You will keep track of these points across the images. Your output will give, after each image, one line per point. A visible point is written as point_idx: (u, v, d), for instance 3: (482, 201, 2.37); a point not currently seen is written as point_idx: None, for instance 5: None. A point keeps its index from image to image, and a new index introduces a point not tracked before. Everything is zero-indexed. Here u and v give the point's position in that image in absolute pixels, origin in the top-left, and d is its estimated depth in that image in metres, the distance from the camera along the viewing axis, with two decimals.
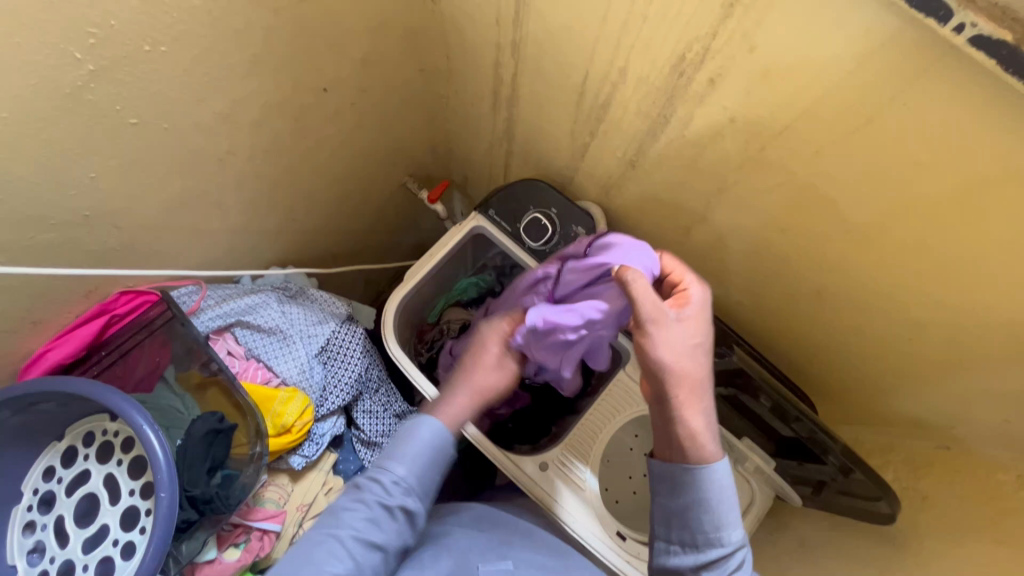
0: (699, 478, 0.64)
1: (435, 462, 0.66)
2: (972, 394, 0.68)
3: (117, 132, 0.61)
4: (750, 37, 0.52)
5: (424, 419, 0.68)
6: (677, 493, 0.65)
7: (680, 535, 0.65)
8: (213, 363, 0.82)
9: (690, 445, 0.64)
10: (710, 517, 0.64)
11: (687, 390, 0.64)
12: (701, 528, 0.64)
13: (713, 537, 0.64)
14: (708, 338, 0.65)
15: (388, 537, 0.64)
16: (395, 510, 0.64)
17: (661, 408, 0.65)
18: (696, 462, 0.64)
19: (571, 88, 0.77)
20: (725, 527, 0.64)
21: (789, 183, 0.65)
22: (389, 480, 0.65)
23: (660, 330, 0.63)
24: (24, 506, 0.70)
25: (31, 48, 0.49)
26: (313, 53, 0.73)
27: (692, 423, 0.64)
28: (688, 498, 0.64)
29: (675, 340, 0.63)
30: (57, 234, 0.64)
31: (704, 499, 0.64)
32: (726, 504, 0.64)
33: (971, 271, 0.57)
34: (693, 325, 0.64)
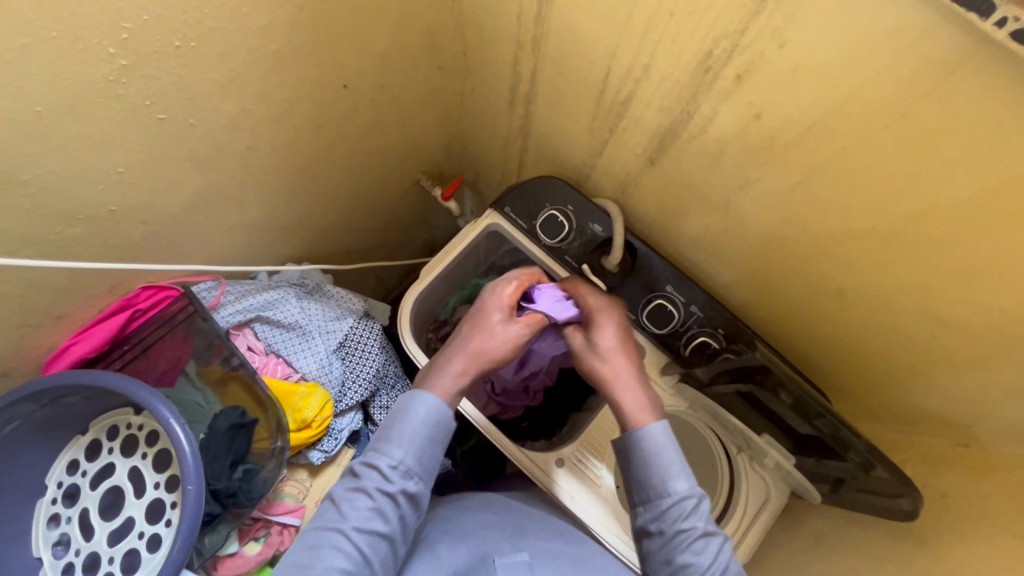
0: (639, 439, 0.67)
1: (434, 440, 0.66)
2: (994, 392, 0.68)
3: (147, 127, 0.62)
4: (781, 32, 0.53)
5: (416, 402, 0.66)
6: (625, 461, 0.68)
7: (638, 494, 0.67)
8: (235, 358, 0.82)
9: (624, 415, 0.69)
10: (655, 470, 0.66)
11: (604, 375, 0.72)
12: (648, 482, 0.66)
13: (660, 488, 0.65)
14: (622, 340, 0.74)
15: (389, 522, 0.64)
16: (397, 496, 0.64)
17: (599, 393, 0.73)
18: (632, 427, 0.68)
19: (591, 85, 0.78)
20: (669, 477, 0.65)
21: (813, 179, 0.65)
22: (386, 466, 0.64)
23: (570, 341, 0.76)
24: (48, 499, 0.71)
25: (67, 42, 0.50)
26: (336, 49, 0.74)
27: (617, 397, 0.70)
28: (636, 458, 0.67)
29: (581, 347, 0.75)
30: (84, 228, 0.65)
31: (643, 453, 0.66)
32: (669, 455, 0.66)
33: (999, 268, 0.57)
34: (604, 329, 0.75)
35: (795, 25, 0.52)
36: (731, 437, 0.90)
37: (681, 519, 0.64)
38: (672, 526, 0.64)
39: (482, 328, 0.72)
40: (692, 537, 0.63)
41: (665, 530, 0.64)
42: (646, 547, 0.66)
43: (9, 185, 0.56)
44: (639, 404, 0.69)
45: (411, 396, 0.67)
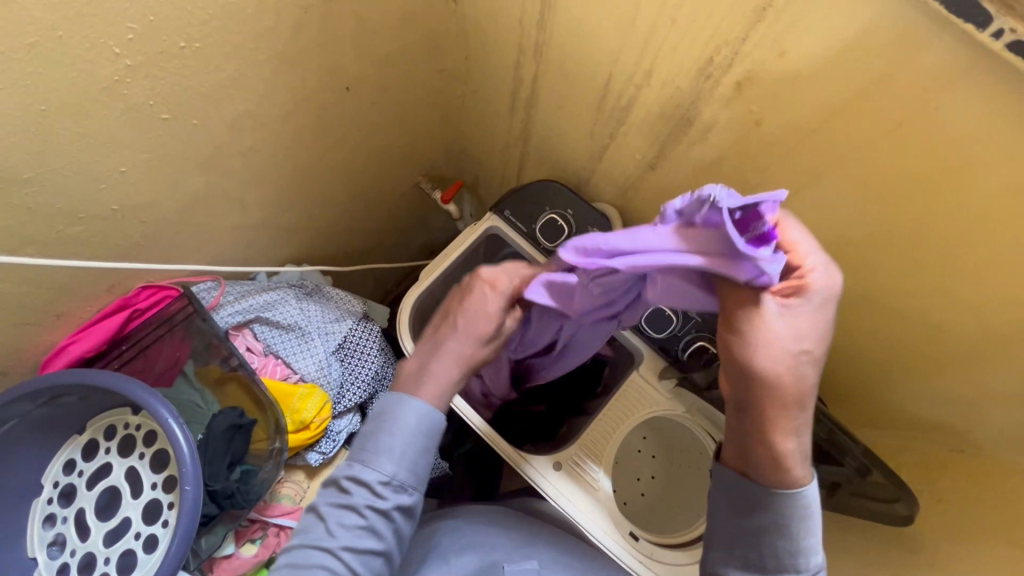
0: (788, 506, 0.53)
1: (426, 450, 0.59)
2: (989, 397, 0.69)
3: (151, 127, 0.62)
4: (782, 40, 0.54)
5: (402, 411, 0.58)
6: (744, 512, 0.56)
7: (746, 553, 0.57)
8: (234, 358, 0.82)
9: (779, 471, 0.53)
10: (787, 544, 0.55)
11: (783, 408, 0.50)
12: (775, 554, 0.55)
13: (788, 564, 0.55)
14: (822, 349, 0.50)
15: (385, 537, 0.58)
16: (390, 512, 0.57)
17: (749, 416, 0.52)
18: (774, 484, 0.54)
19: (593, 89, 0.78)
20: (804, 555, 0.55)
21: (812, 185, 0.65)
22: (376, 482, 0.57)
23: (758, 320, 0.48)
24: (44, 499, 0.70)
25: (73, 42, 0.50)
26: (339, 51, 0.74)
27: (782, 442, 0.51)
28: (762, 520, 0.55)
29: (774, 343, 0.48)
30: (86, 227, 0.65)
31: (784, 521, 0.54)
32: (808, 531, 0.55)
33: (995, 273, 0.58)
34: (809, 324, 0.49)
35: (796, 33, 0.52)
36: None
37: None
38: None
39: (480, 332, 0.61)
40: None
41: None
42: None
43: (11, 184, 0.56)
44: (799, 456, 0.53)
45: (395, 402, 0.59)
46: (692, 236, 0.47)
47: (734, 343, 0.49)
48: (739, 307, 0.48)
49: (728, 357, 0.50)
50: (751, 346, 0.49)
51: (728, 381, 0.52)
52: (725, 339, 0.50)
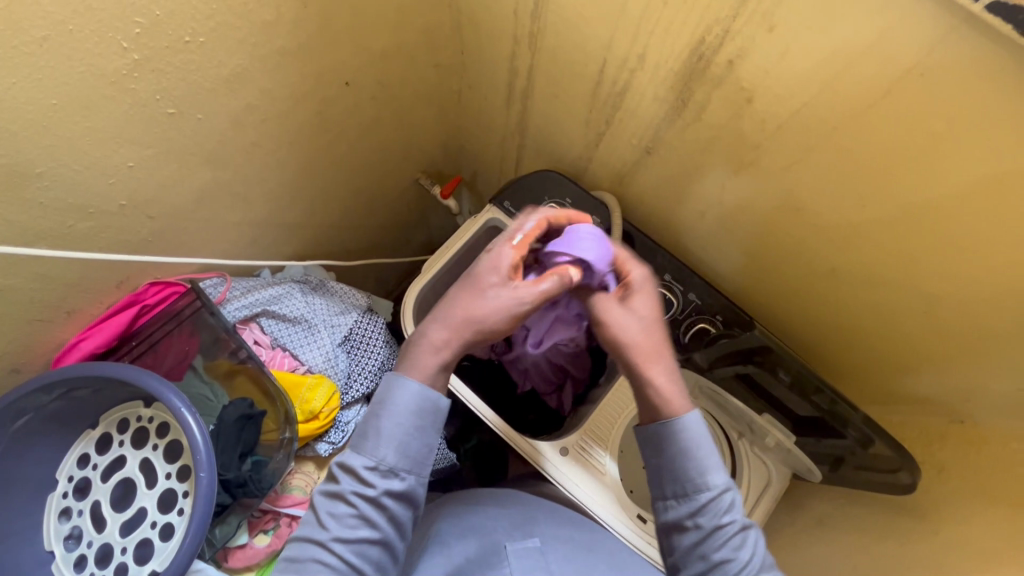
0: (681, 433, 0.61)
1: (417, 431, 0.59)
2: (987, 365, 0.71)
3: (157, 122, 0.63)
4: (770, 17, 0.56)
5: (393, 393, 0.59)
6: (655, 451, 0.62)
7: (673, 488, 0.61)
8: (242, 351, 0.84)
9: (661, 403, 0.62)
10: (693, 463, 0.60)
11: (644, 357, 0.63)
12: (687, 476, 0.60)
13: (700, 482, 0.60)
14: (657, 313, 0.66)
15: (379, 524, 0.58)
16: (380, 498, 0.58)
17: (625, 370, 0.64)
18: (669, 417, 0.61)
19: (587, 77, 0.80)
20: (710, 470, 0.60)
21: (805, 161, 0.67)
22: (364, 468, 0.58)
23: (604, 310, 0.65)
24: (59, 493, 0.71)
25: (84, 36, 0.51)
26: (339, 46, 0.76)
27: (654, 379, 0.62)
28: (672, 450, 0.61)
29: (617, 318, 0.64)
30: (95, 221, 0.66)
31: (685, 444, 0.60)
32: (707, 447, 0.61)
33: (986, 237, 0.60)
34: (640, 301, 0.66)
35: (785, 8, 0.54)
36: (733, 421, 0.91)
37: (718, 517, 0.59)
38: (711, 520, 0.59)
39: (477, 291, 0.61)
40: (732, 532, 0.58)
41: (702, 526, 0.59)
42: (680, 542, 0.60)
43: (23, 178, 0.57)
44: (676, 390, 0.62)
45: (388, 385, 0.60)
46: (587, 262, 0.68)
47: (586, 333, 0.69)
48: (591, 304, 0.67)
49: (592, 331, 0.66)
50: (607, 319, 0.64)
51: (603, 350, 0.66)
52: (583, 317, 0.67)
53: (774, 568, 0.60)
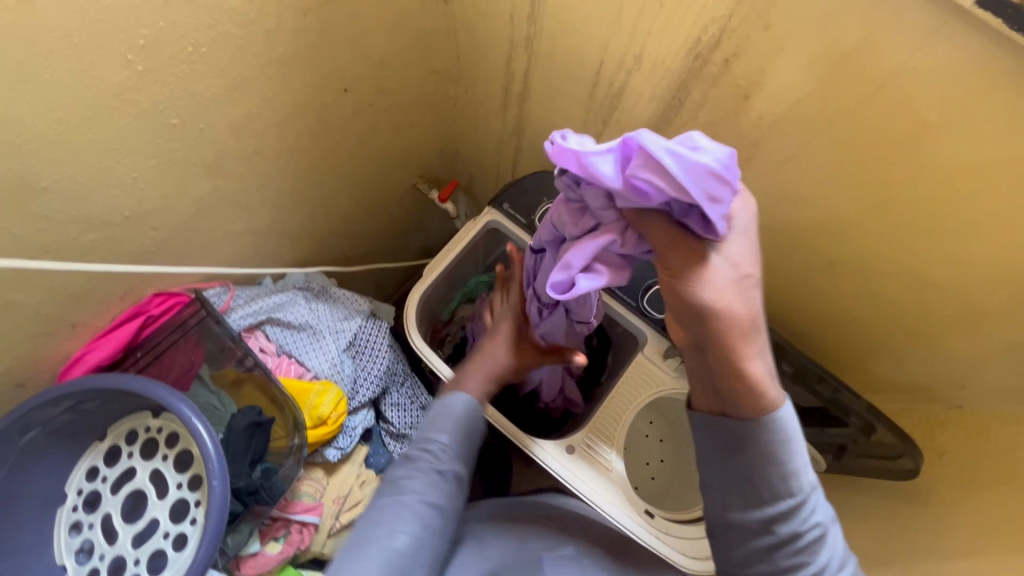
0: (771, 433, 0.53)
1: (472, 429, 0.73)
2: (984, 350, 0.72)
3: (161, 132, 0.63)
4: (765, 16, 0.57)
5: (455, 397, 0.74)
6: (732, 451, 0.55)
7: (744, 491, 0.55)
8: (248, 359, 0.84)
9: (756, 397, 0.53)
10: (776, 469, 0.53)
11: (740, 334, 0.52)
12: (767, 483, 0.54)
13: (781, 489, 0.53)
14: (758, 272, 0.54)
15: (445, 497, 0.67)
16: (447, 474, 0.69)
17: (719, 355, 0.53)
18: (761, 410, 0.53)
19: (584, 79, 0.81)
20: (795, 475, 0.53)
21: (800, 156, 0.68)
22: (437, 447, 0.70)
23: (699, 264, 0.52)
24: (69, 507, 0.71)
25: (90, 48, 0.52)
26: (338, 54, 0.76)
27: (751, 367, 0.53)
28: (752, 449, 0.54)
29: (714, 276, 0.52)
30: (99, 233, 0.66)
31: (770, 446, 0.53)
32: (795, 450, 0.54)
33: (979, 225, 0.61)
34: (740, 250, 0.53)
35: (779, 8, 0.56)
36: None
37: (795, 524, 0.53)
38: (788, 528, 0.54)
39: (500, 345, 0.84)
40: (811, 539, 0.54)
41: (778, 532, 0.54)
42: (747, 546, 0.55)
43: (29, 191, 0.57)
44: (770, 378, 0.54)
45: (448, 394, 0.76)
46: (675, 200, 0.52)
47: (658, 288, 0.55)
48: (678, 245, 0.53)
49: (676, 297, 0.53)
50: (708, 284, 0.52)
51: (686, 325, 0.54)
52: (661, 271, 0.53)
53: (853, 565, 0.56)
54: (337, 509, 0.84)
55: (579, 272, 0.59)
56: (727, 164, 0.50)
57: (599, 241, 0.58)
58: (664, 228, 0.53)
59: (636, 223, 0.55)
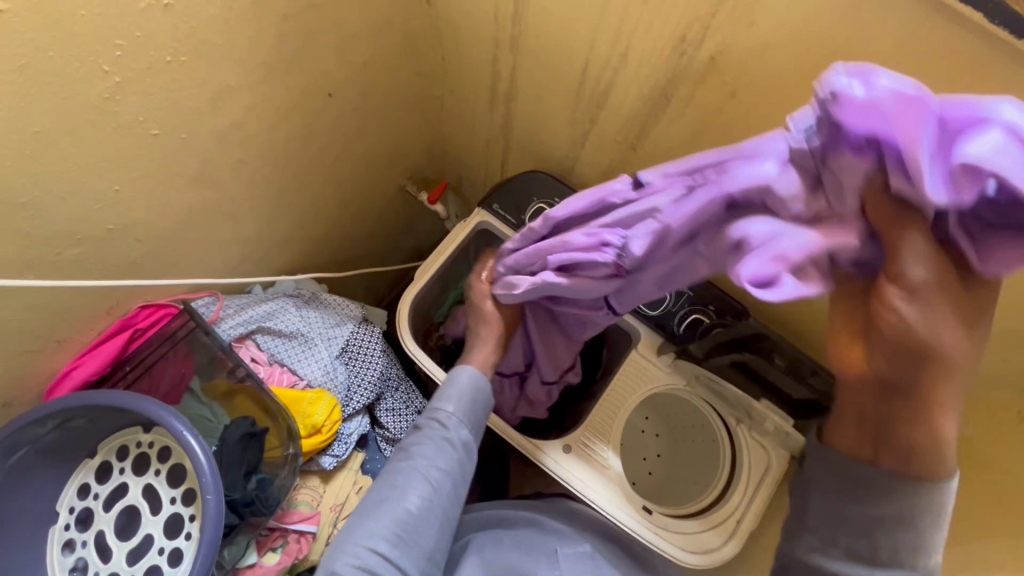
0: (922, 500, 0.45)
1: (479, 399, 0.75)
2: None
3: (142, 143, 0.62)
4: (750, 12, 0.57)
5: (460, 369, 0.76)
6: (854, 496, 0.48)
7: (851, 541, 0.49)
8: (240, 370, 0.83)
9: (932, 457, 0.43)
10: (907, 539, 0.46)
11: (951, 389, 0.41)
12: (886, 544, 0.47)
13: (902, 558, 0.47)
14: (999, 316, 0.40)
15: (453, 462, 0.71)
16: (455, 441, 0.72)
17: (915, 402, 0.42)
18: (925, 477, 0.45)
19: (571, 77, 0.80)
20: (926, 551, 0.47)
21: None
22: (443, 416, 0.73)
23: (942, 283, 0.38)
24: (61, 525, 0.70)
25: (66, 61, 0.51)
26: (321, 58, 0.75)
27: (944, 429, 0.42)
28: (882, 507, 0.47)
29: (949, 313, 0.38)
30: (82, 248, 0.65)
31: (912, 512, 0.46)
32: (939, 526, 0.46)
33: None
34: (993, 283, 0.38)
35: (763, 4, 0.56)
36: (731, 408, 0.92)
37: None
38: None
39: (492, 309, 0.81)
40: None
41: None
42: None
43: (9, 208, 0.56)
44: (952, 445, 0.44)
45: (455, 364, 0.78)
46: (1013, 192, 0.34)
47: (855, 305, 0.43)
48: (929, 258, 0.38)
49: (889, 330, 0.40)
50: (953, 321, 0.38)
51: (890, 361, 0.41)
52: (885, 297, 0.39)
53: None
54: (334, 516, 0.84)
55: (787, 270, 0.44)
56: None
57: (819, 236, 0.43)
58: (922, 236, 0.38)
59: (887, 232, 0.39)
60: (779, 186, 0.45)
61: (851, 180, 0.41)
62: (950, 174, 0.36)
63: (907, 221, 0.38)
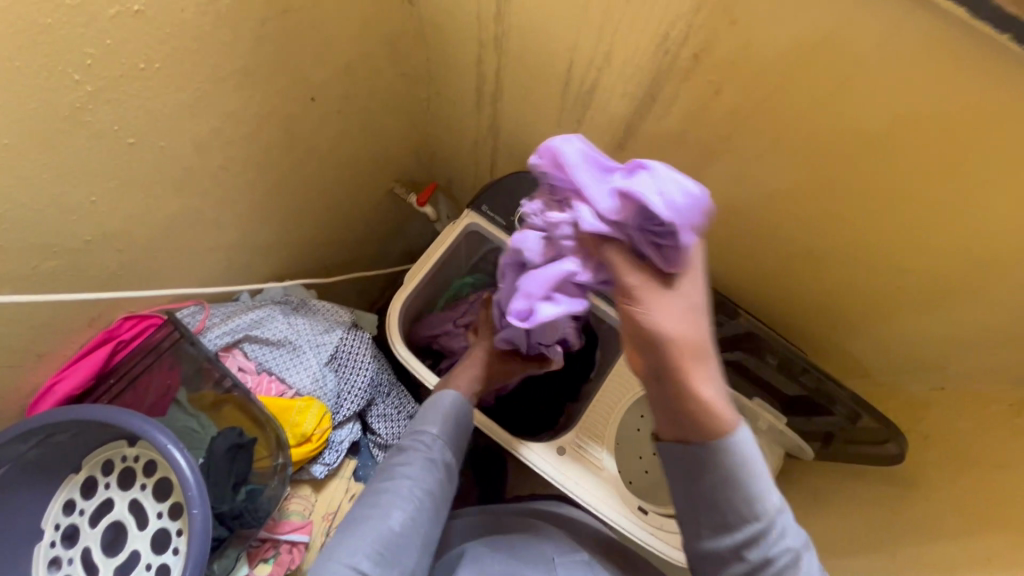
0: (728, 456, 0.54)
1: (460, 423, 0.77)
2: (968, 332, 0.72)
3: (118, 152, 0.61)
4: (732, 10, 0.57)
5: (444, 395, 0.77)
6: (693, 479, 0.56)
7: (711, 517, 0.56)
8: (226, 381, 0.82)
9: (713, 418, 0.53)
10: (740, 494, 0.54)
11: (690, 354, 0.53)
12: (733, 507, 0.54)
13: (748, 513, 0.54)
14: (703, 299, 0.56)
15: (437, 481, 0.71)
16: (439, 462, 0.72)
17: (677, 378, 0.53)
18: (720, 434, 0.54)
19: (555, 78, 0.80)
20: (761, 500, 0.54)
21: (775, 148, 0.68)
22: (427, 438, 0.74)
23: (650, 288, 0.54)
24: (46, 543, 0.69)
25: (34, 72, 0.50)
26: (301, 62, 0.74)
27: (704, 390, 0.53)
28: (712, 475, 0.54)
29: (664, 303, 0.54)
30: (60, 260, 0.64)
31: (732, 472, 0.54)
32: (758, 473, 0.54)
33: (953, 210, 0.62)
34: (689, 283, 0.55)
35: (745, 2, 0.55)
36: None
37: (765, 548, 0.53)
38: (757, 552, 0.54)
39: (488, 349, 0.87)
40: (784, 565, 0.53)
41: (748, 558, 0.54)
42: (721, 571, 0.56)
43: None
44: (724, 400, 0.55)
45: (441, 391, 0.79)
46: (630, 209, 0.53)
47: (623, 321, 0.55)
48: (636, 271, 0.54)
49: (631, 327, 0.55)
50: (662, 305, 0.54)
51: (644, 350, 0.55)
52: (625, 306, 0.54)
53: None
54: (327, 525, 0.83)
55: (539, 300, 0.62)
56: (688, 210, 0.51)
57: (551, 275, 0.61)
58: (620, 255, 0.55)
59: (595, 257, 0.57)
60: (530, 248, 0.64)
61: (558, 231, 0.61)
62: (608, 204, 0.54)
63: (602, 242, 0.55)
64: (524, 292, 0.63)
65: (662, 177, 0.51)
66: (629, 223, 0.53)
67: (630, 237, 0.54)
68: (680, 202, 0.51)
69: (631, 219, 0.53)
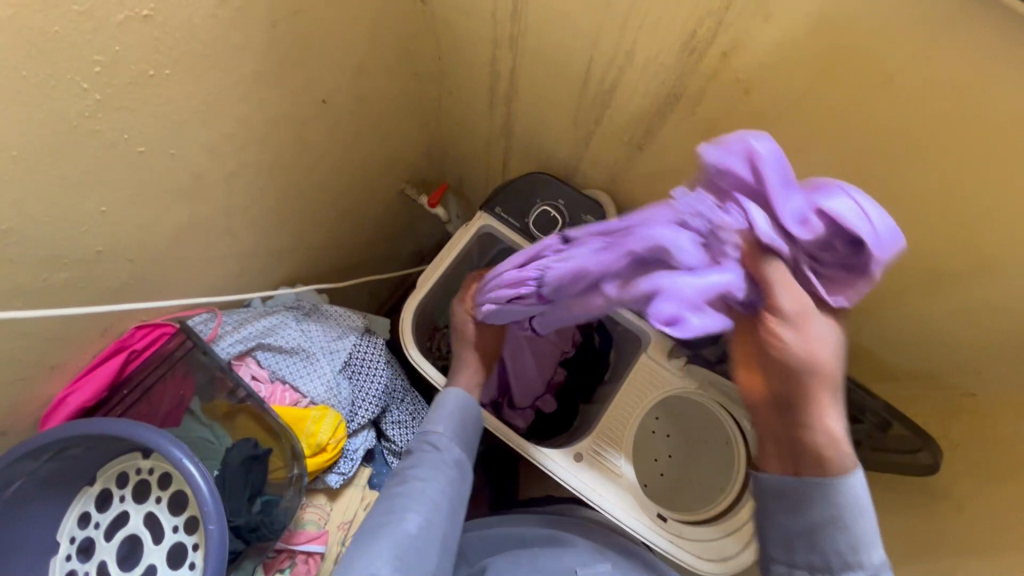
0: (841, 497, 0.51)
1: (467, 421, 0.77)
2: (1004, 337, 0.69)
3: (128, 161, 0.60)
4: (765, 6, 0.54)
5: (449, 395, 0.78)
6: (795, 511, 0.53)
7: (808, 558, 0.53)
8: (241, 390, 0.81)
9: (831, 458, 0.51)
10: (846, 538, 0.51)
11: (828, 390, 0.49)
12: (834, 549, 0.52)
13: (850, 560, 0.51)
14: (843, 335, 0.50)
15: (449, 481, 0.72)
16: (450, 461, 0.73)
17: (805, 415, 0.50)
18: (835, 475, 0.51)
19: (573, 77, 0.77)
20: (865, 548, 0.51)
21: (805, 149, 0.65)
22: (433, 438, 0.75)
23: (802, 315, 0.48)
24: (62, 556, 0.68)
25: (42, 82, 0.48)
26: (313, 65, 0.72)
27: (829, 426, 0.50)
28: (816, 512, 0.52)
29: (812, 333, 0.48)
30: (72, 272, 0.62)
31: (838, 515, 0.51)
32: (867, 517, 0.51)
33: (995, 212, 0.59)
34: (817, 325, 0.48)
35: None
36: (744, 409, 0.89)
37: None
38: None
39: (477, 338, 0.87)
40: None
41: None
42: None
43: None
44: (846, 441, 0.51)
45: (444, 391, 0.80)
46: (829, 229, 0.46)
47: (747, 343, 0.52)
48: (789, 290, 0.48)
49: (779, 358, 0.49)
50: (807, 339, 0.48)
51: (778, 380, 0.50)
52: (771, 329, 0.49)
53: None
54: (343, 534, 0.82)
55: (688, 310, 0.48)
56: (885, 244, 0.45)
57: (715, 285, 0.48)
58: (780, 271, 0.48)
59: (753, 268, 0.49)
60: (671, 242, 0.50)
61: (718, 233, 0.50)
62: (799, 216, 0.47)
63: (770, 255, 0.48)
64: (670, 295, 0.48)
65: (866, 202, 0.46)
66: (810, 241, 0.47)
67: (801, 259, 0.48)
68: (886, 236, 0.45)
69: (818, 239, 0.47)
